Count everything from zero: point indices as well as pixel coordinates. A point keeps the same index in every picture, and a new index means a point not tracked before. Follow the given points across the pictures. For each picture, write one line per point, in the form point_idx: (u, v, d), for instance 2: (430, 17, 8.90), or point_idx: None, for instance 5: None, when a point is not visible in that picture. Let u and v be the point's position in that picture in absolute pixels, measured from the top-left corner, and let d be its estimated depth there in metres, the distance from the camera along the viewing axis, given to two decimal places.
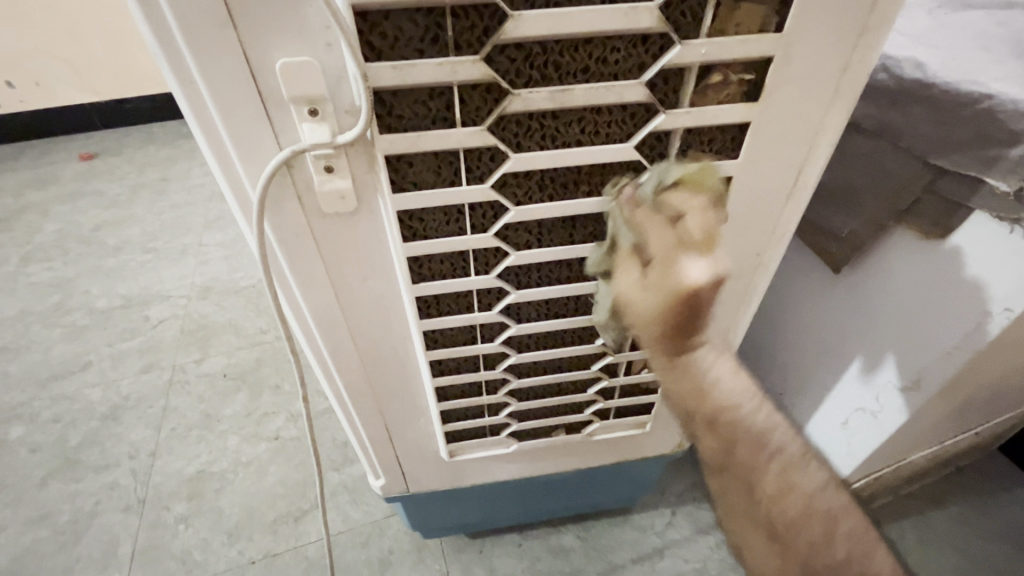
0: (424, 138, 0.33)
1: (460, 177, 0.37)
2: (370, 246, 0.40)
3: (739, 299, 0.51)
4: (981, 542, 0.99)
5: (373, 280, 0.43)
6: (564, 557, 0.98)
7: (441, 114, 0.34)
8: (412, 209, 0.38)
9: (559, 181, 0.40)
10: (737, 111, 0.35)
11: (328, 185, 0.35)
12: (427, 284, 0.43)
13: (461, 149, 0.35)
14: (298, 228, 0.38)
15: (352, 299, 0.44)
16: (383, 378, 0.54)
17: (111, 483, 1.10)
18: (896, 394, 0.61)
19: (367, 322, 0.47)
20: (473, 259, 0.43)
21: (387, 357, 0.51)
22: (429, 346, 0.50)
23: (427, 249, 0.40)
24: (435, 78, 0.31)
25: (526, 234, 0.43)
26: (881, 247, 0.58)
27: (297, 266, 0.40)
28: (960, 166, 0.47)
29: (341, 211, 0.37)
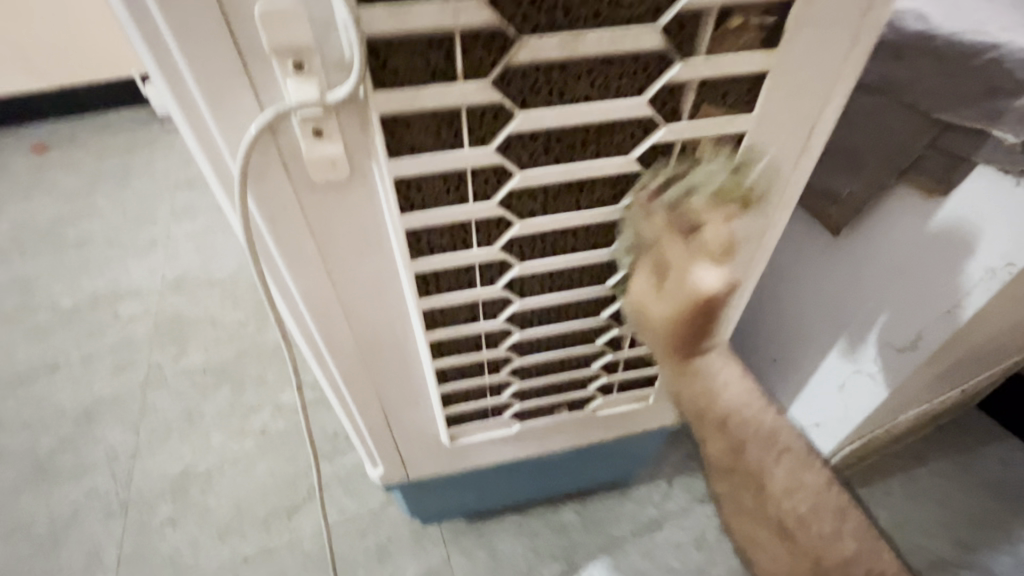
0: (423, 94, 0.30)
1: (462, 139, 0.34)
2: (364, 220, 0.37)
3: (745, 265, 0.50)
4: (964, 495, 1.02)
5: (368, 257, 0.40)
6: (565, 534, 0.97)
7: (440, 67, 0.31)
8: (410, 176, 0.35)
9: (566, 143, 0.37)
10: (755, 60, 0.33)
11: (318, 150, 0.32)
12: (427, 259, 0.41)
13: (462, 107, 0.32)
14: (284, 201, 0.34)
15: (345, 279, 0.41)
16: (380, 363, 0.51)
17: (90, 487, 1.06)
18: (894, 356, 0.61)
19: (362, 303, 0.44)
20: (475, 230, 0.40)
21: (384, 339, 0.48)
22: (429, 327, 0.47)
23: (426, 220, 0.37)
24: (435, 24, 0.27)
25: (531, 202, 0.40)
26: (879, 209, 0.58)
27: (286, 244, 0.37)
28: (966, 119, 0.46)
29: (332, 180, 0.34)
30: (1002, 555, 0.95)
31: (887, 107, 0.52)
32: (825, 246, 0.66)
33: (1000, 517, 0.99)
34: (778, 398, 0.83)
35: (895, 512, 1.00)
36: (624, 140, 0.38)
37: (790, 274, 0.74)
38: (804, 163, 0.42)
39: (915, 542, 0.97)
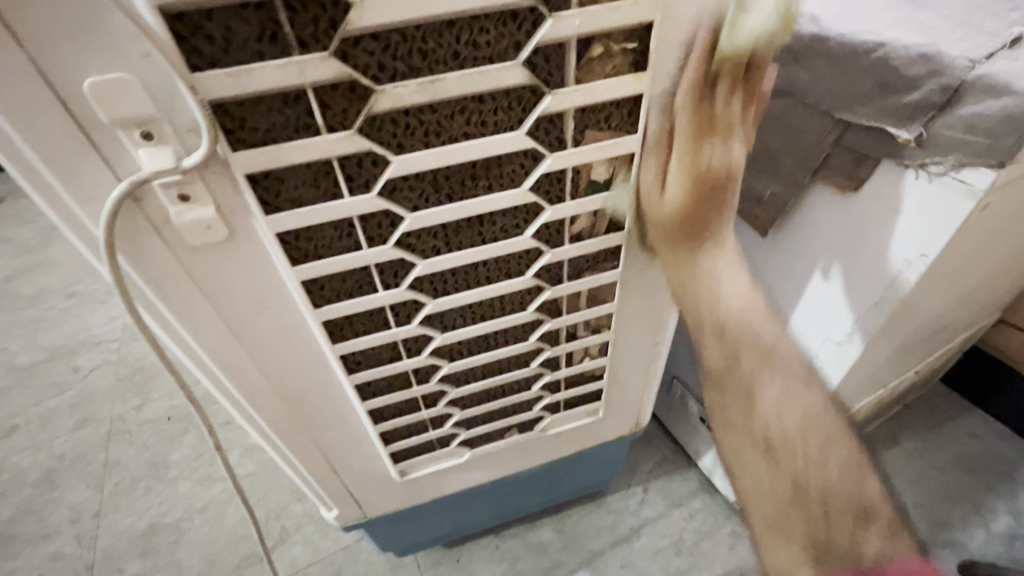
0: (289, 149, 0.30)
1: (342, 188, 0.34)
2: (258, 275, 0.37)
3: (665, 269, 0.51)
4: (936, 474, 1.03)
5: (273, 310, 0.39)
6: (543, 552, 0.96)
7: (303, 122, 0.30)
8: (295, 228, 0.35)
9: (454, 179, 0.37)
10: (625, 84, 0.33)
11: (188, 215, 0.31)
12: (331, 307, 0.40)
13: (334, 158, 0.32)
14: (166, 265, 0.34)
15: (252, 333, 0.41)
16: (309, 410, 0.50)
17: (54, 552, 1.02)
18: (833, 349, 0.62)
19: (276, 354, 0.43)
20: (377, 273, 0.40)
21: (308, 386, 0.47)
22: (350, 369, 0.47)
23: (321, 270, 0.37)
24: (281, 80, 0.27)
25: (431, 239, 0.40)
26: (800, 207, 0.58)
27: (179, 307, 0.36)
28: (864, 117, 0.47)
29: (211, 241, 0.33)
30: (975, 530, 0.97)
31: (794, 109, 0.53)
32: (753, 247, 0.66)
33: (972, 492, 1.01)
34: None
35: None
36: (514, 171, 0.38)
37: None
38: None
39: None
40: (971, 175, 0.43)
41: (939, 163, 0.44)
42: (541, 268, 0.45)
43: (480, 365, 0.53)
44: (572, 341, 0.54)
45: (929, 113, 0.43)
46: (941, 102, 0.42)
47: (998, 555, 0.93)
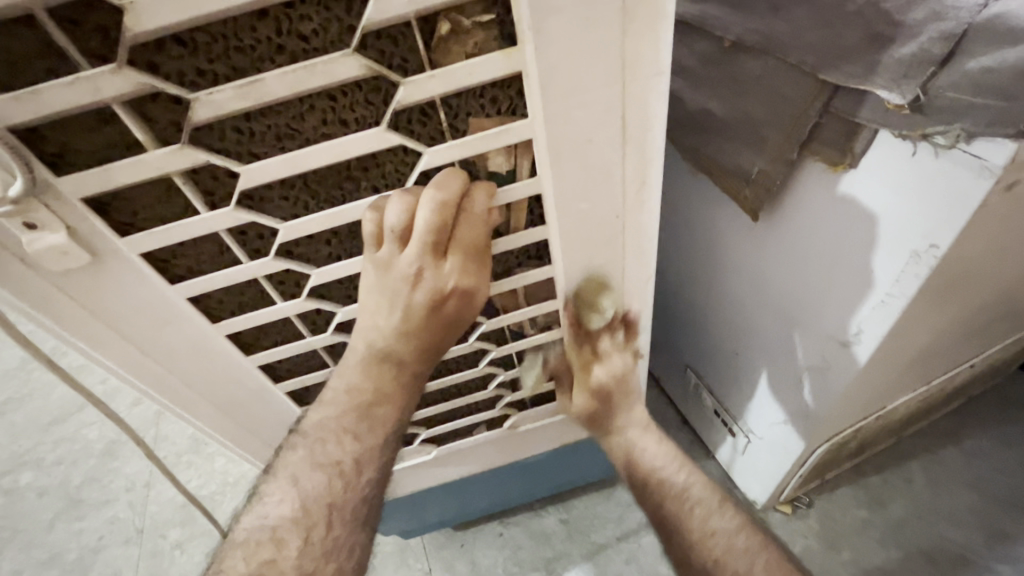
0: (118, 169, 0.28)
1: (198, 203, 0.32)
2: (143, 295, 0.36)
3: (617, 266, 0.44)
4: (999, 478, 0.90)
5: (174, 328, 0.39)
6: (545, 543, 0.95)
7: (129, 139, 0.28)
8: (163, 247, 0.33)
9: (329, 184, 0.33)
10: (494, 62, 0.29)
11: (39, 242, 0.30)
12: (232, 320, 0.39)
13: (177, 175, 0.30)
14: (42, 289, 0.33)
15: (161, 349, 0.40)
16: (251, 416, 0.50)
17: (111, 517, 1.13)
18: (838, 350, 0.54)
19: (196, 368, 0.43)
20: (271, 283, 0.38)
21: (241, 395, 0.47)
22: (278, 376, 0.47)
23: (206, 286, 0.36)
24: (74, 101, 0.25)
25: (325, 246, 0.37)
26: (795, 185, 0.49)
27: (73, 327, 0.36)
28: (847, 79, 0.38)
29: (76, 265, 0.32)
30: None
31: (776, 72, 0.44)
32: (750, 229, 0.58)
33: None
34: (742, 391, 0.76)
35: (913, 502, 0.90)
36: (396, 168, 0.34)
37: (722, 261, 0.66)
38: (634, 150, 0.36)
39: (933, 535, 0.87)
40: (984, 148, 0.34)
41: (941, 134, 0.35)
42: None
43: None
44: (518, 340, 0.51)
45: (927, 68, 0.34)
46: (943, 56, 0.33)
47: None
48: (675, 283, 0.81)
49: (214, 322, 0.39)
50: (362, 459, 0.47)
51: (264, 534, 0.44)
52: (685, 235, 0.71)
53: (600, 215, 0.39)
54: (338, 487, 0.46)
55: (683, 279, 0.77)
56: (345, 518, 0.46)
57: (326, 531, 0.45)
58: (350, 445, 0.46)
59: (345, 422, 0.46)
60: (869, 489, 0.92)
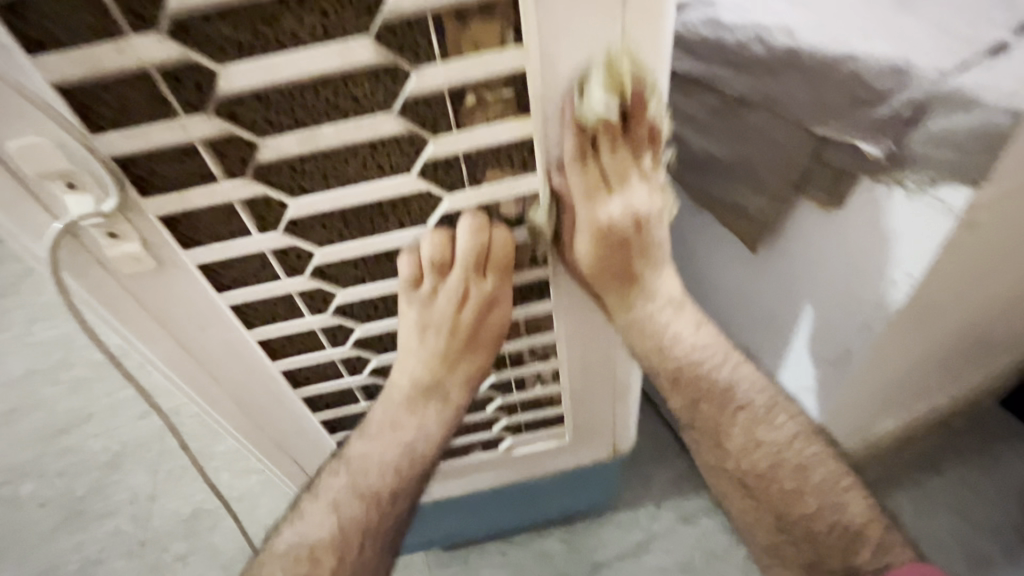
0: (191, 193, 0.35)
1: (251, 225, 0.38)
2: (193, 301, 0.42)
3: (619, 310, 0.51)
4: (979, 506, 0.94)
5: (217, 331, 0.45)
6: (548, 561, 0.97)
7: (203, 171, 0.34)
8: (217, 261, 0.40)
9: (363, 217, 0.39)
10: (507, 128, 0.36)
11: (119, 250, 0.37)
12: (264, 327, 0.45)
13: (238, 202, 0.36)
14: (112, 289, 0.40)
15: (198, 349, 0.46)
16: (268, 415, 0.55)
17: (113, 530, 1.13)
18: (830, 368, 0.60)
19: (226, 367, 0.48)
20: (301, 298, 0.44)
21: (262, 395, 0.52)
22: (298, 383, 0.52)
23: (247, 297, 0.42)
24: (169, 140, 0.32)
25: (355, 270, 0.43)
26: (788, 224, 0.57)
27: (131, 325, 0.42)
28: (833, 132, 0.46)
29: (143, 270, 0.39)
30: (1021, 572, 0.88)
31: (772, 125, 0.51)
32: (749, 260, 0.65)
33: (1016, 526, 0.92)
34: None
35: (899, 527, 0.94)
36: (421, 208, 0.40)
37: (723, 288, 0.73)
38: (633, 197, 0.45)
39: (919, 560, 0.91)
40: (951, 195, 0.41)
41: (915, 179, 0.42)
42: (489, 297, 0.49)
43: None
44: (518, 367, 0.57)
45: (898, 129, 0.42)
46: (911, 117, 0.41)
47: None
48: None
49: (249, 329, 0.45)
50: (398, 486, 0.53)
51: (302, 550, 0.50)
52: (687, 264, 0.78)
53: (606, 259, 0.47)
54: (373, 515, 0.52)
55: (686, 306, 0.83)
56: (372, 546, 0.51)
57: (359, 552, 0.51)
58: (391, 476, 0.52)
59: (390, 455, 0.52)
60: None
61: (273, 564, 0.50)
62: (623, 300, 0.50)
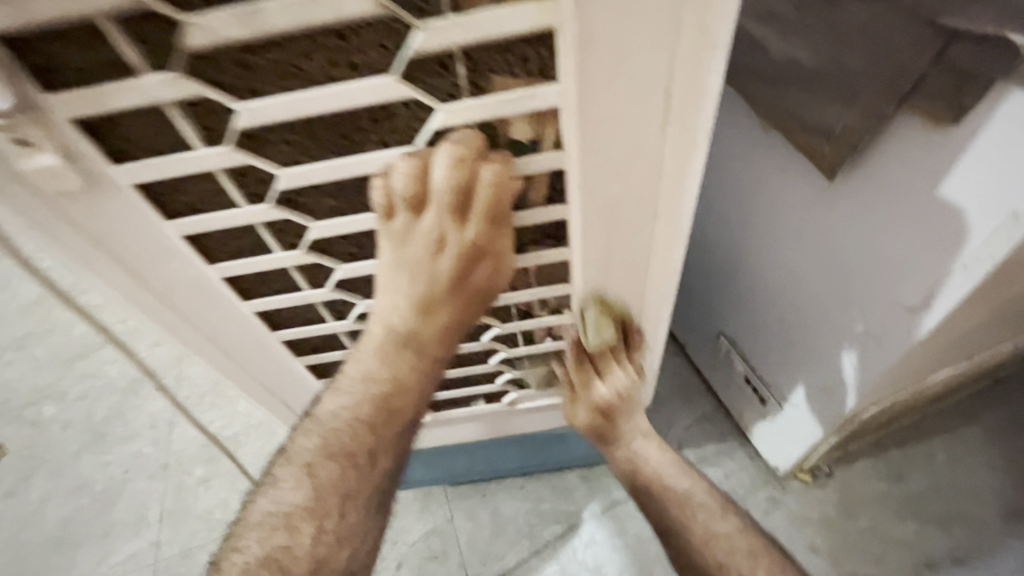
0: (107, 89, 0.27)
1: (193, 137, 0.30)
2: (140, 229, 0.35)
3: (638, 262, 0.41)
4: (1020, 458, 0.90)
5: (176, 265, 0.39)
6: (567, 496, 0.96)
7: (117, 59, 0.26)
8: (157, 181, 0.33)
9: (334, 133, 0.31)
10: (524, 14, 0.26)
11: (33, 162, 0.29)
12: (228, 263, 0.40)
13: (171, 106, 0.28)
14: (40, 211, 0.32)
15: (158, 286, 0.40)
16: (246, 357, 0.50)
17: (135, 452, 1.14)
18: (901, 316, 0.54)
19: (193, 305, 0.43)
20: (266, 231, 0.38)
21: (237, 335, 0.47)
22: (275, 324, 0.48)
23: (201, 227, 0.36)
24: (63, 11, 0.24)
25: (328, 201, 0.36)
26: (880, 148, 0.48)
27: (72, 253, 0.36)
28: (976, 21, 0.36)
29: (70, 187, 0.32)
30: None
31: (881, 17, 0.41)
32: (819, 189, 0.56)
33: None
34: (781, 356, 0.76)
35: (933, 475, 0.90)
36: (408, 124, 0.31)
37: (778, 223, 0.65)
38: (676, 130, 0.31)
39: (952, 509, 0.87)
40: None
41: None
42: None
43: None
44: (524, 320, 0.50)
45: None
46: None
47: None
48: (717, 246, 0.79)
49: (210, 264, 0.39)
50: (380, 441, 0.47)
51: (278, 519, 0.46)
52: (738, 195, 0.69)
53: (629, 201, 0.36)
54: (355, 477, 0.46)
55: (730, 243, 0.75)
56: (358, 506, 0.47)
57: (341, 518, 0.47)
58: (366, 437, 0.46)
59: (359, 412, 0.45)
60: (892, 461, 0.92)
61: (249, 536, 0.46)
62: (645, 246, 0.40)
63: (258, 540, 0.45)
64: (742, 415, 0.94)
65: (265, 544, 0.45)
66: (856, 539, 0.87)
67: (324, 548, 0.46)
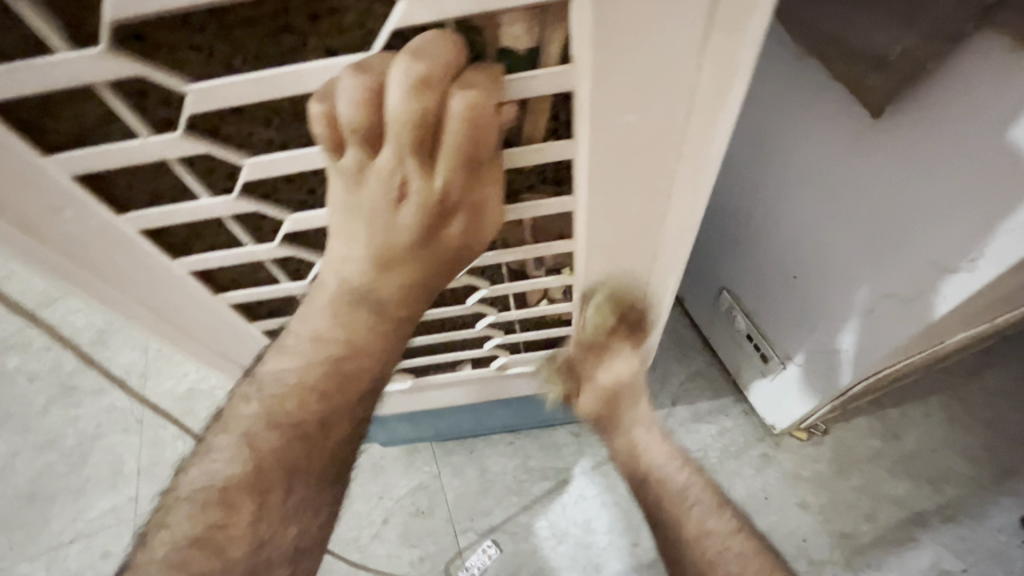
0: None
1: (50, 34, 0.22)
2: (11, 170, 0.26)
3: (648, 219, 0.35)
4: (1018, 417, 0.88)
5: (76, 215, 0.29)
6: (557, 454, 0.93)
7: None
8: (15, 96, 0.23)
9: (257, 31, 0.23)
10: None
11: None
12: (141, 212, 0.30)
13: None
14: None
15: (57, 245, 0.31)
16: (192, 326, 0.42)
17: (108, 406, 1.09)
18: (938, 277, 0.48)
19: (111, 269, 0.34)
20: (186, 168, 0.28)
21: (176, 303, 0.38)
22: (218, 286, 0.39)
23: (91, 162, 0.26)
24: None
25: (263, 129, 0.27)
26: (943, 78, 0.40)
27: None
28: None
29: None
30: None
31: None
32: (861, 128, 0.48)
33: None
34: (789, 315, 0.71)
35: (929, 435, 0.88)
36: (360, 18, 0.23)
37: (806, 167, 0.57)
38: (722, 38, 0.24)
39: (946, 468, 0.86)
40: None
41: None
42: None
43: None
44: (517, 282, 0.42)
45: None
46: None
47: None
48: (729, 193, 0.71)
49: (117, 213, 0.30)
50: (327, 414, 0.40)
51: (213, 494, 0.39)
52: (762, 133, 0.60)
53: (649, 140, 0.28)
54: (306, 447, 0.40)
55: (744, 189, 0.68)
56: (310, 476, 0.42)
57: (285, 496, 0.41)
58: (313, 404, 0.39)
59: (307, 376, 0.39)
60: (888, 419, 0.90)
61: (180, 512, 0.39)
62: (660, 199, 0.33)
63: (193, 518, 0.39)
64: (741, 374, 0.90)
65: (197, 522, 0.39)
66: (848, 497, 0.86)
67: (267, 526, 0.40)
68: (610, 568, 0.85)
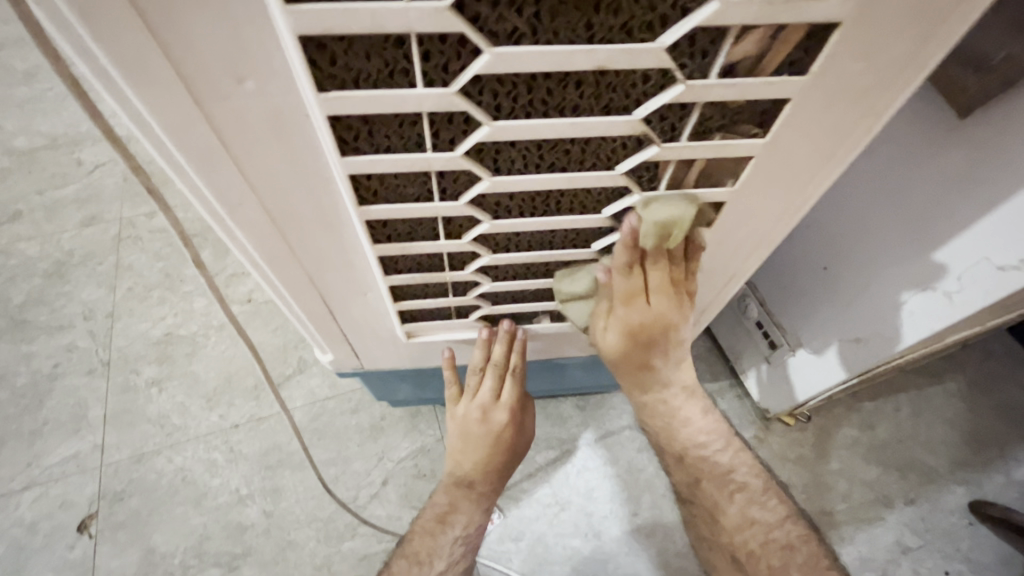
0: None
1: None
2: (231, 11, 0.22)
3: (813, 170, 0.35)
4: (973, 418, 0.98)
5: (256, 85, 0.25)
6: (563, 425, 0.95)
7: None
8: None
9: None
10: None
11: None
12: (338, 96, 0.25)
13: None
14: None
15: (232, 120, 0.27)
16: (311, 246, 0.37)
17: (69, 344, 0.98)
18: (984, 275, 0.49)
19: (273, 159, 0.29)
20: (417, 48, 0.24)
21: (311, 216, 0.34)
22: (360, 198, 0.33)
23: (333, 19, 0.22)
24: None
25: (514, 15, 0.23)
26: None
27: (108, 38, 0.22)
28: None
29: None
30: (995, 475, 0.94)
31: None
32: (943, 127, 0.51)
33: (1001, 437, 0.96)
34: (808, 307, 0.73)
35: (898, 427, 0.97)
36: None
37: (873, 160, 0.60)
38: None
39: (909, 458, 0.95)
40: None
41: None
42: (706, 109, 0.30)
43: (521, 263, 0.42)
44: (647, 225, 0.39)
45: None
46: None
47: (1010, 500, 0.92)
48: None
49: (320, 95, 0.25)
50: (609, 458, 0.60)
51: None
52: None
53: (861, 84, 0.29)
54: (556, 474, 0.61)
55: None
56: None
57: None
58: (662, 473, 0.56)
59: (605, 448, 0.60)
60: (864, 412, 0.98)
61: None
62: (833, 151, 0.34)
63: None
64: (741, 362, 0.94)
65: None
66: (825, 479, 0.93)
67: None
68: (610, 536, 0.87)
